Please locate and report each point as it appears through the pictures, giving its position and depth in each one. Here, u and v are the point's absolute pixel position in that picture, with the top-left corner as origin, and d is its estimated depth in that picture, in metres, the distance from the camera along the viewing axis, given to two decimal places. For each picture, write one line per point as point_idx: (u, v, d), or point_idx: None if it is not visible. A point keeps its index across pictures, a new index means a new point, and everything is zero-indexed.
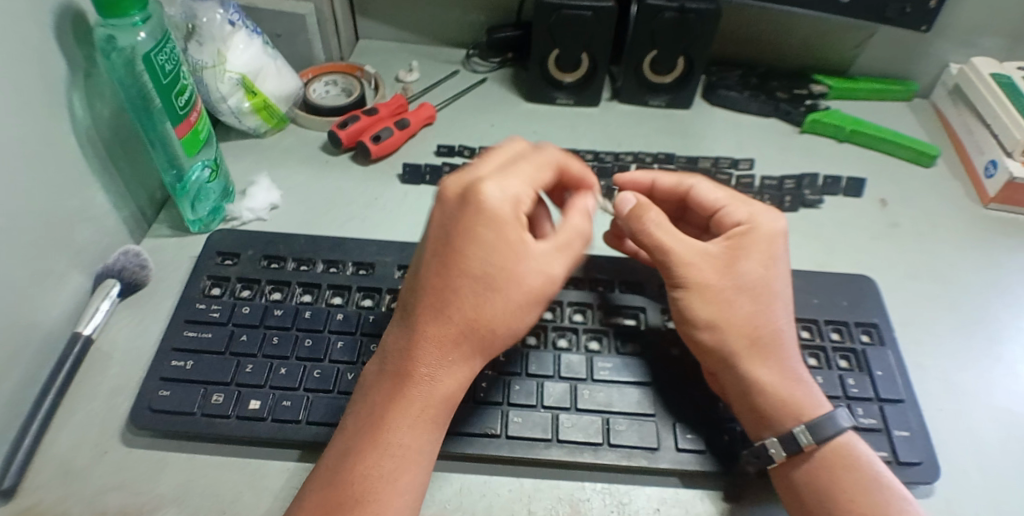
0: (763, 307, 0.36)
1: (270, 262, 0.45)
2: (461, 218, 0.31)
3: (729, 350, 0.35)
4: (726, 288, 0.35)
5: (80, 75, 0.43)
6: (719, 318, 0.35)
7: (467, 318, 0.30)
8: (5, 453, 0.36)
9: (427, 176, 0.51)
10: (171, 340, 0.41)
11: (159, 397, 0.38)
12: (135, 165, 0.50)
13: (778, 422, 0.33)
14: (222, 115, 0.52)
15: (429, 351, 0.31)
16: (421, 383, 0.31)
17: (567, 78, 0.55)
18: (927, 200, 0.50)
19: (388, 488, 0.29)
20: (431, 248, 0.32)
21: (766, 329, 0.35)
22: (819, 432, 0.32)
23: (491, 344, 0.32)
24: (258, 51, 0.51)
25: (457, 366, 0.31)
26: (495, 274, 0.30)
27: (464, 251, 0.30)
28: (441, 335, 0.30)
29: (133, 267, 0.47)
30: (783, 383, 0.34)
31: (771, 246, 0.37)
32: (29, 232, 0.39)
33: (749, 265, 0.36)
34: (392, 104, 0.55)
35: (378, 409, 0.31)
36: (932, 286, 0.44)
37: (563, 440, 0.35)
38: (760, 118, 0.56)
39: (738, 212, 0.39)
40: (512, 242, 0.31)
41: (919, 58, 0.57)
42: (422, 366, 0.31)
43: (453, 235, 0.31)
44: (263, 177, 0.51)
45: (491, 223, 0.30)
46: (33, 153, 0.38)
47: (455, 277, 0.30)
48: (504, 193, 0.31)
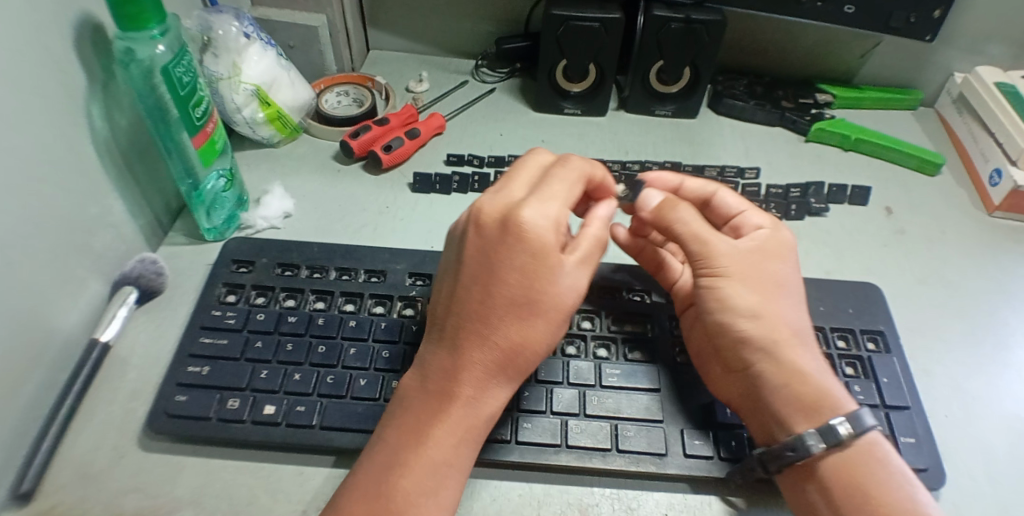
0: (797, 299, 0.37)
1: (283, 270, 0.46)
2: (505, 244, 0.32)
3: (774, 338, 0.34)
4: (760, 280, 0.36)
5: (98, 85, 0.44)
6: (762, 308, 0.35)
7: (511, 341, 0.32)
8: (26, 455, 0.37)
9: (437, 184, 0.52)
10: (188, 346, 0.42)
11: (176, 402, 0.39)
12: (152, 174, 0.51)
13: (823, 412, 0.33)
14: (237, 125, 0.53)
15: (473, 372, 0.32)
16: (462, 403, 0.32)
17: (575, 88, 0.56)
18: (934, 208, 0.50)
19: (427, 503, 0.30)
20: (471, 274, 0.33)
21: (797, 324, 0.35)
22: (858, 427, 0.31)
23: (529, 366, 0.33)
24: (272, 62, 0.52)
25: (499, 389, 0.33)
26: (537, 299, 0.32)
27: (507, 276, 0.32)
28: (487, 358, 0.32)
29: (150, 274, 0.48)
30: (823, 374, 0.34)
31: (785, 250, 0.37)
32: (51, 239, 0.40)
33: (773, 265, 0.36)
34: (403, 113, 0.55)
35: (416, 426, 0.32)
36: (939, 294, 0.44)
37: (572, 445, 0.36)
38: (766, 127, 0.56)
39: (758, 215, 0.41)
40: (554, 268, 0.32)
41: (925, 67, 0.58)
42: (465, 386, 0.32)
43: (498, 263, 0.32)
44: (277, 186, 0.53)
45: (537, 252, 0.32)
46: (54, 163, 0.40)
47: (502, 302, 0.32)
48: (547, 216, 0.33)
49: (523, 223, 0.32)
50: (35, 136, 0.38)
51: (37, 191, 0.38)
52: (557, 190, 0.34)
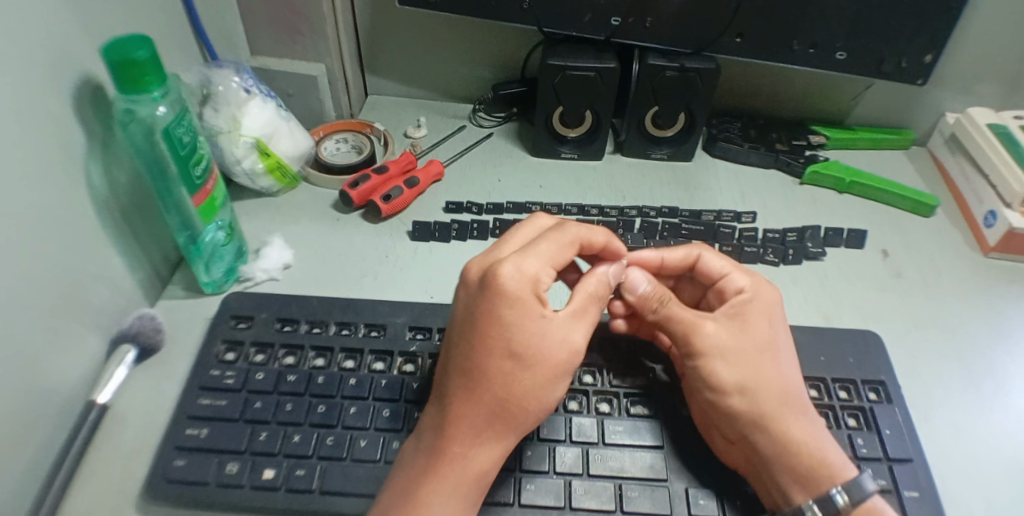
0: (779, 367, 0.37)
1: (283, 325, 0.46)
2: (485, 299, 0.32)
3: (762, 410, 0.36)
4: (743, 349, 0.37)
5: (97, 144, 0.44)
6: (746, 381, 0.36)
7: (500, 397, 0.32)
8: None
9: (437, 233, 0.52)
10: (186, 408, 0.42)
11: (175, 466, 0.39)
12: (150, 227, 0.51)
13: (815, 483, 0.34)
14: (237, 176, 0.53)
15: (463, 429, 0.32)
16: (451, 460, 0.32)
17: (572, 132, 0.56)
18: (929, 249, 0.50)
19: None
20: (459, 333, 0.34)
21: (792, 389, 0.37)
22: (855, 492, 0.33)
23: (520, 421, 0.33)
24: (272, 114, 0.53)
25: (488, 443, 0.33)
26: (519, 353, 0.32)
27: (490, 332, 0.32)
28: (476, 415, 0.32)
29: (148, 330, 0.48)
30: (814, 442, 0.35)
31: (773, 313, 0.39)
32: (49, 302, 0.40)
33: (759, 331, 0.38)
34: (401, 161, 0.56)
35: (409, 487, 0.32)
36: (940, 341, 0.44)
37: (576, 507, 0.36)
38: (760, 169, 0.56)
39: (742, 279, 0.40)
40: (535, 321, 0.33)
41: (916, 107, 0.58)
42: (456, 443, 0.32)
43: (484, 320, 0.32)
44: (276, 238, 0.53)
45: (518, 308, 0.32)
46: (53, 226, 0.40)
47: (487, 359, 0.32)
48: (528, 270, 0.33)
49: (499, 279, 0.32)
50: (34, 201, 0.38)
51: (36, 255, 0.38)
52: (542, 250, 0.35)
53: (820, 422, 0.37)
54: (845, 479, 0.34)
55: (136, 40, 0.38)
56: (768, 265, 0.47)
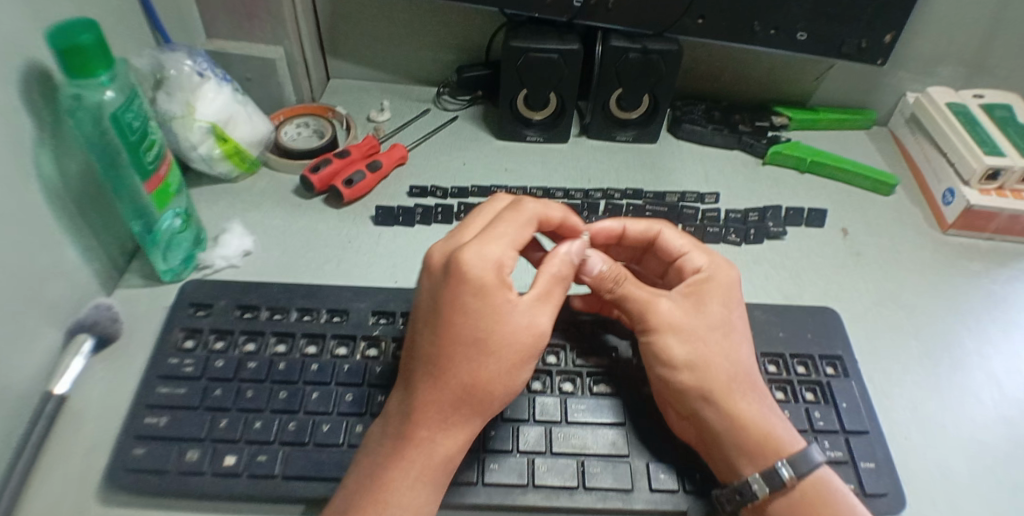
0: (732, 344, 0.37)
1: (244, 312, 0.45)
2: (449, 285, 0.32)
3: (710, 387, 0.35)
4: (697, 328, 0.37)
5: (46, 132, 0.42)
6: (697, 358, 0.36)
7: (466, 382, 0.32)
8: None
9: (400, 217, 0.51)
10: (145, 397, 0.41)
11: (133, 456, 0.38)
12: (105, 216, 0.50)
13: (760, 457, 0.34)
14: (194, 162, 0.52)
15: (429, 414, 0.32)
16: (415, 446, 0.31)
17: (537, 116, 0.55)
18: (889, 227, 0.51)
19: None
20: (425, 320, 0.33)
21: (742, 367, 0.37)
22: (799, 467, 0.33)
23: (487, 407, 0.33)
24: (228, 99, 0.51)
25: (456, 429, 0.32)
26: (485, 338, 0.32)
27: (455, 317, 0.32)
28: (442, 400, 0.32)
29: (106, 320, 0.47)
30: (764, 418, 0.35)
31: (730, 294, 0.39)
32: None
33: (709, 310, 0.38)
34: (363, 145, 0.54)
35: (372, 472, 0.31)
36: (896, 317, 0.45)
37: (540, 485, 0.36)
38: (725, 151, 0.57)
39: (699, 259, 0.41)
40: (499, 306, 0.32)
41: (878, 88, 0.59)
42: (422, 428, 0.32)
43: (450, 306, 0.32)
44: (235, 223, 0.51)
45: (481, 293, 0.32)
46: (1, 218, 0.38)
47: (452, 343, 0.32)
48: (493, 255, 0.33)
49: (461, 264, 0.32)
50: None
51: None
52: (501, 234, 0.34)
53: (769, 399, 0.37)
54: (789, 453, 0.33)
55: (82, 23, 0.36)
56: (730, 245, 0.47)
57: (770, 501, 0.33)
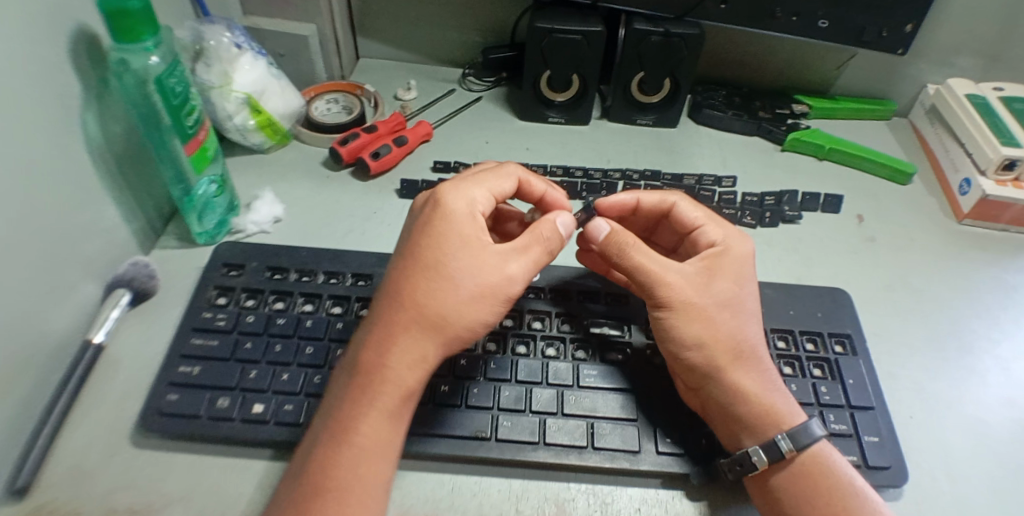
0: (740, 321, 0.38)
1: (273, 273, 0.47)
2: (424, 219, 0.37)
3: (716, 365, 0.37)
4: (708, 305, 0.38)
5: (92, 95, 0.45)
6: (705, 336, 0.37)
7: (420, 307, 0.34)
8: (17, 459, 0.39)
9: (424, 191, 0.53)
10: (180, 347, 0.43)
11: (168, 401, 0.41)
12: (146, 180, 0.53)
13: (760, 430, 0.35)
14: (229, 131, 0.54)
15: (383, 338, 0.34)
16: (373, 372, 0.33)
17: (558, 97, 0.57)
18: (905, 216, 0.51)
19: (341, 478, 0.31)
20: (400, 256, 0.37)
21: (746, 339, 0.38)
22: (800, 440, 0.34)
23: (441, 338, 0.34)
24: (263, 72, 0.54)
25: (409, 358, 0.33)
26: (445, 267, 0.34)
27: (422, 246, 0.35)
28: (397, 325, 0.34)
29: (143, 276, 0.49)
30: (765, 390, 0.37)
31: (741, 269, 0.40)
32: (44, 245, 0.41)
33: (723, 284, 0.39)
34: (391, 120, 0.56)
35: (335, 403, 0.34)
36: (906, 301, 0.45)
37: (550, 443, 0.38)
38: (744, 137, 0.57)
39: (713, 232, 0.42)
40: (464, 239, 0.35)
41: (898, 79, 0.59)
42: (375, 351, 0.34)
43: (420, 237, 0.36)
44: (267, 191, 0.54)
45: (450, 224, 0.36)
46: (49, 172, 0.41)
47: (414, 271, 0.35)
48: (455, 199, 0.37)
49: (438, 201, 0.37)
50: (30, 149, 0.39)
51: (35, 201, 0.40)
52: (482, 182, 0.39)
53: (773, 373, 0.38)
54: (789, 428, 0.35)
55: None
56: (745, 227, 0.49)
57: (773, 472, 0.35)
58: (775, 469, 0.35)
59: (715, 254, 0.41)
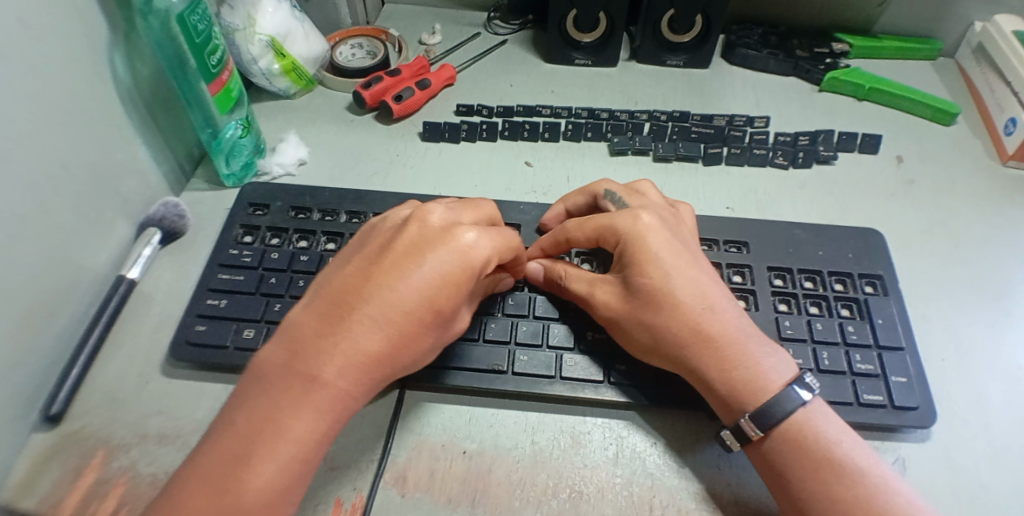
0: (682, 300, 0.36)
1: (297, 213, 0.48)
2: (436, 239, 0.33)
3: (673, 354, 0.36)
4: (641, 309, 0.36)
5: (120, 36, 0.45)
6: (651, 338, 0.36)
7: (400, 337, 0.32)
8: (55, 384, 0.41)
9: (447, 133, 0.52)
10: (207, 282, 0.44)
11: (196, 331, 0.42)
12: (174, 124, 0.53)
13: (739, 407, 0.34)
14: (255, 76, 0.54)
15: (346, 361, 0.31)
16: (331, 398, 0.31)
17: (585, 38, 0.55)
18: (946, 157, 0.49)
19: (258, 483, 0.29)
20: (388, 263, 0.33)
21: (702, 322, 0.35)
22: (765, 419, 0.33)
23: (395, 374, 0.33)
24: (287, 15, 0.53)
25: (362, 389, 0.32)
26: (439, 305, 0.33)
27: (422, 270, 0.32)
28: (368, 352, 0.31)
29: (172, 216, 0.50)
30: (741, 375, 0.34)
31: (670, 251, 0.37)
32: (74, 183, 0.42)
33: (643, 277, 0.36)
34: (414, 65, 0.56)
35: (268, 412, 0.30)
36: (944, 243, 0.44)
37: (566, 377, 0.39)
38: (779, 77, 0.55)
39: (610, 241, 0.39)
40: (466, 281, 0.33)
41: (945, 17, 0.56)
42: (333, 375, 0.31)
43: (423, 256, 0.33)
44: (292, 134, 0.54)
45: (463, 261, 0.33)
46: (78, 111, 0.42)
47: (407, 297, 0.32)
48: (477, 244, 0.33)
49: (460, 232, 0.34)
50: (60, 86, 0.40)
51: (66, 139, 0.41)
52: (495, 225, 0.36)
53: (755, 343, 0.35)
54: (755, 406, 0.33)
55: None
56: (777, 169, 0.47)
57: (760, 453, 0.33)
58: (763, 441, 0.33)
59: (628, 243, 0.37)
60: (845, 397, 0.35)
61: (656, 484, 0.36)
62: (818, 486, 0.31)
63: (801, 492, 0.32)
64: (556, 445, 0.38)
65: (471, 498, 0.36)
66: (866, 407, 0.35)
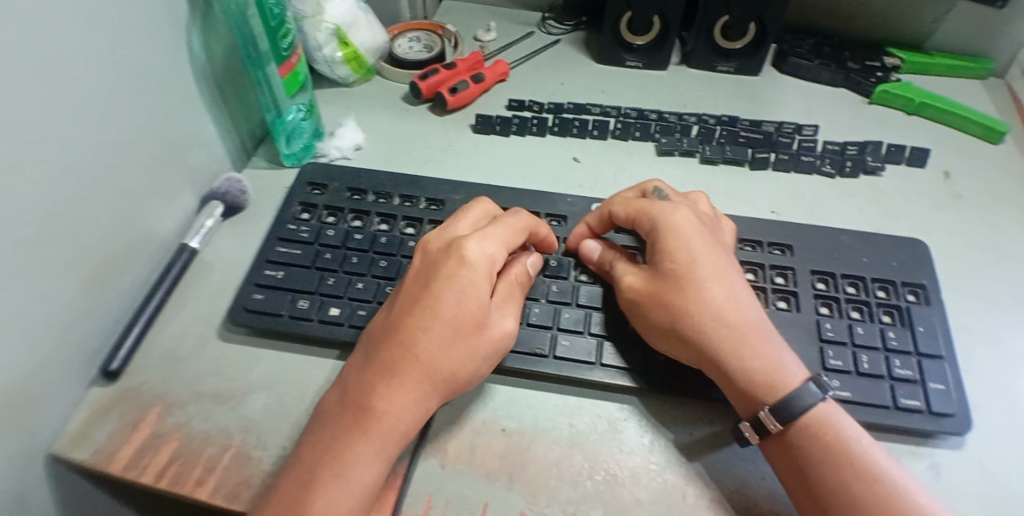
0: (707, 290, 0.37)
1: (353, 194, 0.50)
2: (444, 265, 0.37)
3: (694, 342, 0.37)
4: (668, 290, 0.38)
5: (199, 16, 0.48)
6: (674, 322, 0.37)
7: (431, 352, 0.35)
8: (120, 337, 0.44)
9: (498, 126, 0.54)
10: (266, 253, 0.47)
11: (254, 298, 0.45)
12: (240, 103, 0.56)
13: (760, 400, 0.35)
14: (318, 63, 0.57)
15: (390, 382, 0.34)
16: (385, 422, 0.33)
17: (638, 41, 0.57)
18: (995, 175, 0.49)
19: (331, 510, 0.31)
20: (406, 296, 0.37)
21: (723, 311, 0.37)
22: (785, 412, 0.34)
23: (443, 388, 0.35)
24: (352, 5, 0.56)
25: (412, 402, 0.34)
26: (461, 318, 0.36)
27: (439, 293, 0.36)
28: (409, 370, 0.34)
29: (235, 191, 0.53)
30: (761, 367, 0.35)
31: (699, 239, 0.39)
32: (147, 151, 0.45)
33: (672, 261, 0.38)
34: (469, 59, 0.58)
35: (331, 446, 0.33)
36: (991, 257, 0.44)
37: (606, 364, 0.40)
38: (829, 88, 0.56)
39: (646, 222, 0.41)
40: (480, 293, 0.37)
41: (1002, 36, 0.56)
42: (380, 398, 0.34)
43: (435, 281, 0.37)
44: (350, 119, 0.56)
45: (473, 276, 0.37)
46: (155, 84, 0.45)
47: (432, 317, 0.35)
48: (482, 257, 0.37)
49: (464, 251, 0.37)
50: (141, 62, 0.43)
51: (141, 112, 0.44)
52: (495, 233, 0.39)
53: (770, 335, 0.37)
54: (776, 399, 0.34)
55: None
56: (823, 177, 0.48)
57: (780, 450, 0.34)
58: (783, 435, 0.34)
59: (662, 228, 0.39)
60: (883, 400, 0.35)
61: (690, 472, 0.37)
62: (839, 482, 0.32)
63: (823, 490, 0.32)
64: (594, 429, 0.39)
65: (510, 473, 0.37)
66: (904, 411, 0.35)
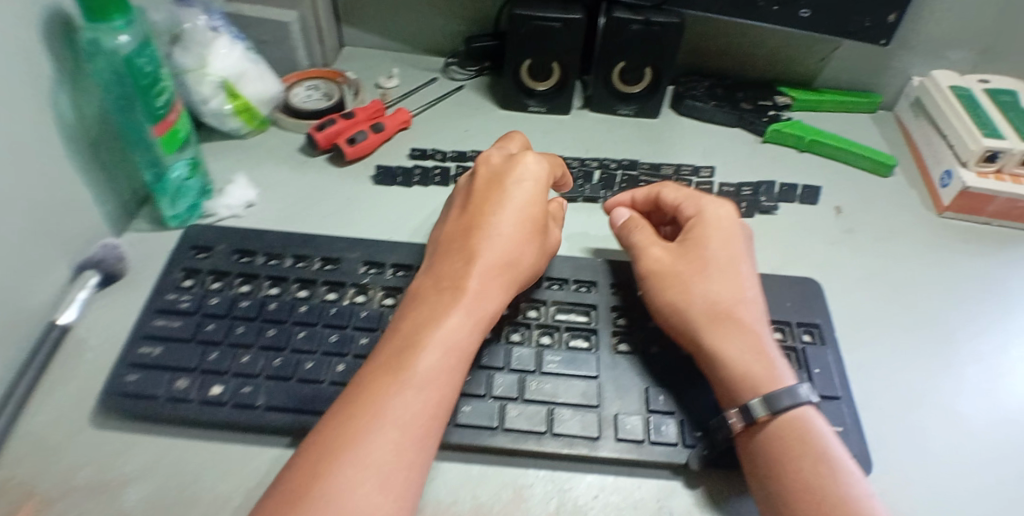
0: (716, 283, 0.38)
1: (241, 256, 0.47)
2: (460, 244, 0.38)
3: (692, 329, 0.37)
4: (680, 274, 0.39)
5: (67, 74, 0.45)
6: (674, 307, 0.38)
7: (452, 335, 0.34)
8: None
9: (399, 177, 0.53)
10: (141, 328, 0.43)
11: (126, 381, 0.40)
12: (119, 163, 0.52)
13: (738, 394, 0.35)
14: (205, 116, 0.54)
15: (409, 364, 0.32)
16: (409, 407, 0.30)
17: (539, 86, 0.57)
18: (887, 206, 0.51)
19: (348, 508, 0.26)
20: (420, 285, 0.37)
21: (722, 304, 0.38)
22: (775, 403, 0.34)
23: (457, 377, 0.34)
24: (240, 56, 0.53)
25: (437, 390, 0.32)
26: (475, 297, 0.35)
27: (460, 269, 0.36)
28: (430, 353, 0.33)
29: (112, 258, 0.49)
30: (746, 358, 0.36)
31: (725, 238, 0.40)
32: (15, 220, 0.41)
33: (702, 251, 0.40)
34: (368, 108, 0.56)
35: (342, 435, 0.29)
36: (887, 290, 0.45)
37: (508, 428, 0.37)
38: (726, 128, 0.57)
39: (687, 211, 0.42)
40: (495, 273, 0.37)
41: (884, 72, 0.59)
42: (404, 378, 0.31)
43: (460, 258, 0.37)
44: (240, 176, 0.53)
45: (489, 252, 0.37)
46: (21, 146, 0.41)
47: (453, 295, 0.35)
48: (501, 233, 0.38)
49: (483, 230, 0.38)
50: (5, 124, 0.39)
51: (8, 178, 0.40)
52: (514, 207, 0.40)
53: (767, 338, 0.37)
54: (761, 394, 0.34)
55: None
56: None
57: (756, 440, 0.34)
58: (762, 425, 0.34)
59: (700, 224, 0.41)
60: None
61: None
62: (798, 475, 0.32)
63: (782, 481, 0.32)
64: (497, 501, 0.35)
65: None
66: None
